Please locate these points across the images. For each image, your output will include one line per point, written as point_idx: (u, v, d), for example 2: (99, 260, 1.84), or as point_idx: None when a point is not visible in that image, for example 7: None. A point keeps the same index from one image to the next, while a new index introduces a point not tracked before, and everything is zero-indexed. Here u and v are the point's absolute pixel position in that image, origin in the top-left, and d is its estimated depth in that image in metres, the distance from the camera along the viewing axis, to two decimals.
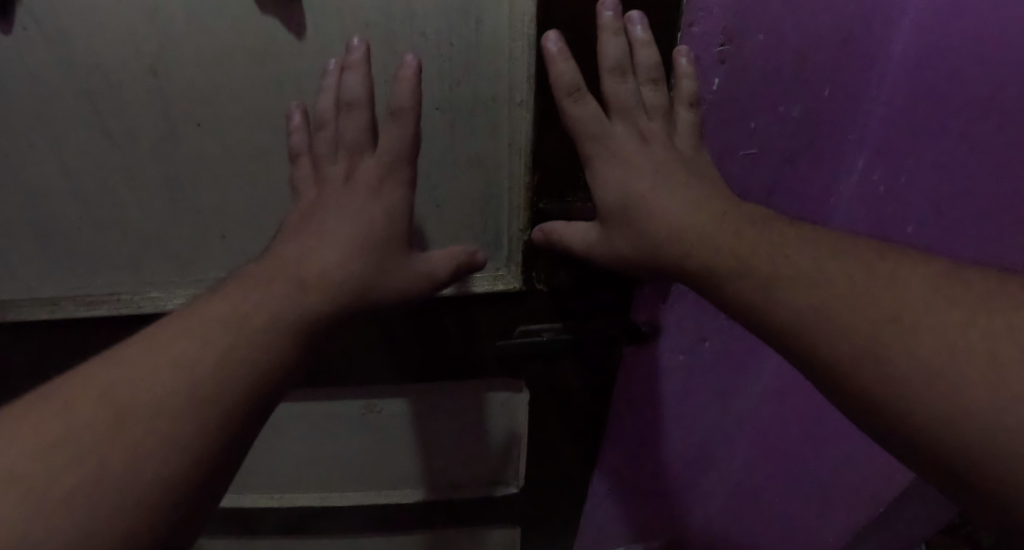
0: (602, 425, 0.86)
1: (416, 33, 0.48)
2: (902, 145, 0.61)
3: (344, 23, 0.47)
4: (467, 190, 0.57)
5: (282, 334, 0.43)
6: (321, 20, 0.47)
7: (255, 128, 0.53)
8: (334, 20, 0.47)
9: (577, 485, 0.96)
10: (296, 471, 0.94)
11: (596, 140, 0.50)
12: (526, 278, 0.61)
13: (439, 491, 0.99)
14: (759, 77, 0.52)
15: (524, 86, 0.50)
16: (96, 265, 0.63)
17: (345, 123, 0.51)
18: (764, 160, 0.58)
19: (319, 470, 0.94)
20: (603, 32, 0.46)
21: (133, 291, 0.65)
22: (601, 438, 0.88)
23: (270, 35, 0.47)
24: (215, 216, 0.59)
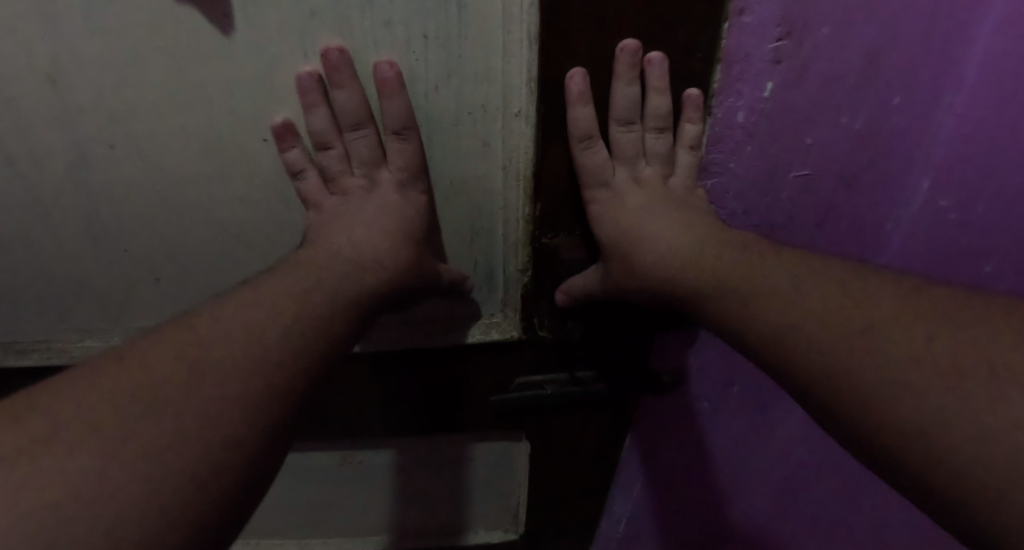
0: (609, 473, 0.76)
1: (378, 22, 0.32)
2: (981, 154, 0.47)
3: (277, 14, 0.32)
4: (451, 224, 0.43)
5: (303, 338, 0.33)
6: (247, 8, 0.32)
7: (177, 150, 0.40)
8: (261, 8, 0.32)
9: (585, 530, 0.85)
10: (276, 517, 0.85)
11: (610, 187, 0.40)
12: (526, 326, 0.49)
13: (430, 533, 0.90)
14: (818, 82, 0.39)
15: (524, 89, 0.34)
16: (17, 309, 0.52)
17: (356, 142, 0.39)
18: (821, 183, 0.46)
19: (301, 516, 0.85)
20: (616, 80, 0.35)
21: (64, 339, 0.55)
22: (608, 486, 0.79)
23: (179, 29, 0.33)
24: (147, 256, 0.48)
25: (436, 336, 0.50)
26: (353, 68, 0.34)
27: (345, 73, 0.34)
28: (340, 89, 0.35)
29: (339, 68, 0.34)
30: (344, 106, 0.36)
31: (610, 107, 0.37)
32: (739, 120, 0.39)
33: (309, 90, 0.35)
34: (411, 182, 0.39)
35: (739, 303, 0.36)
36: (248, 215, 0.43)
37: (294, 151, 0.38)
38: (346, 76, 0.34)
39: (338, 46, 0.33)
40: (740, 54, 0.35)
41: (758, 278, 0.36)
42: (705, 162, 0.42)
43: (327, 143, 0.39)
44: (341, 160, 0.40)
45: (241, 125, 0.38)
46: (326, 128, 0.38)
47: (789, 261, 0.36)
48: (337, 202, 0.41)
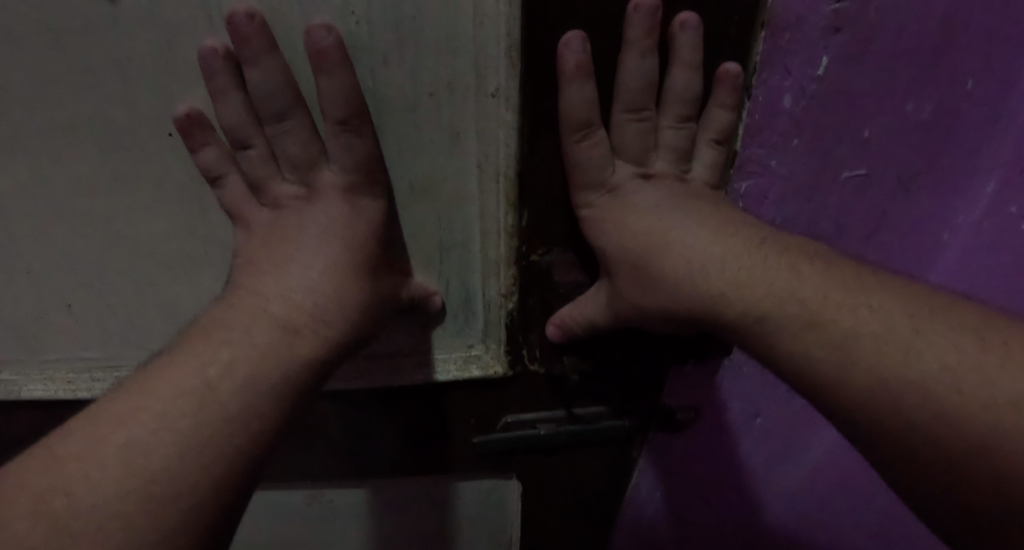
0: (616, 504, 0.67)
1: None
2: None
3: None
4: (415, 241, 0.34)
5: (224, 415, 0.25)
6: None
7: (69, 151, 0.31)
8: None
9: None
10: None
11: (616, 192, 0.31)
12: (513, 359, 0.40)
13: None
14: (883, 58, 0.31)
15: (503, 60, 0.26)
16: None
17: (281, 137, 0.31)
18: (876, 184, 0.37)
19: None
20: (629, 50, 0.26)
21: None
22: (615, 518, 0.70)
23: None
24: (52, 280, 0.38)
25: (404, 372, 0.41)
26: (270, 37, 0.25)
27: (259, 45, 0.25)
28: (252, 66, 0.26)
29: (249, 39, 0.25)
30: (260, 91, 0.27)
31: (616, 89, 0.28)
32: (785, 107, 0.30)
33: (213, 70, 0.27)
34: (362, 186, 0.31)
35: (806, 344, 0.26)
36: (165, 230, 0.34)
37: (208, 151, 0.30)
38: (260, 49, 0.25)
39: (246, 9, 0.24)
40: (791, 19, 0.26)
41: (836, 316, 0.25)
42: (739, 157, 0.32)
43: (246, 140, 0.31)
44: (266, 162, 0.32)
45: (139, 114, 0.29)
46: (241, 120, 0.30)
47: (868, 287, 0.26)
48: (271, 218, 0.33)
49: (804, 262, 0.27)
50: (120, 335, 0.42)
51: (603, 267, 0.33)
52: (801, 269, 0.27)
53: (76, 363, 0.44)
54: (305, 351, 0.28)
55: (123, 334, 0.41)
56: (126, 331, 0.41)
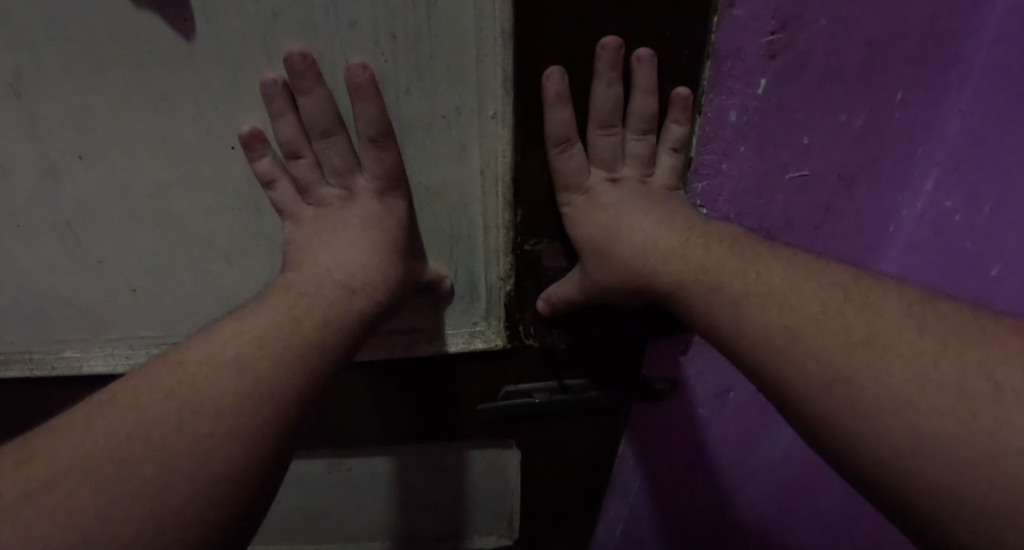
0: (606, 476, 0.74)
1: (344, 22, 0.30)
2: (988, 155, 0.45)
3: (239, 14, 0.30)
4: (429, 232, 0.41)
5: None
6: (209, 9, 0.30)
7: (145, 159, 0.37)
8: (224, 9, 0.30)
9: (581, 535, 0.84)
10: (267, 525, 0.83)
11: (591, 193, 0.38)
12: (511, 334, 0.46)
13: (426, 539, 0.88)
14: (817, 77, 0.37)
15: (500, 89, 0.32)
16: None
17: (325, 149, 0.37)
18: (819, 183, 0.44)
19: (294, 522, 0.83)
20: (597, 80, 0.33)
21: (42, 351, 0.52)
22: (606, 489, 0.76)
23: (143, 32, 0.31)
24: (120, 267, 0.45)
25: (419, 344, 0.48)
26: (318, 72, 0.32)
27: (310, 79, 0.32)
28: (305, 94, 0.33)
29: (303, 73, 0.32)
30: (310, 113, 0.34)
31: (589, 111, 0.35)
32: (731, 120, 0.36)
33: (274, 96, 0.33)
34: (389, 190, 0.37)
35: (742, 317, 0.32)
36: (221, 225, 0.41)
37: (265, 161, 0.36)
38: (310, 81, 0.32)
39: (301, 50, 0.31)
40: (729, 52, 0.33)
41: (765, 294, 0.32)
42: (694, 163, 0.39)
43: (297, 151, 0.37)
44: (312, 170, 0.39)
45: (207, 131, 0.36)
46: (295, 135, 0.36)
47: (790, 270, 0.32)
48: (316, 214, 0.39)
49: (744, 250, 0.34)
50: (175, 316, 0.48)
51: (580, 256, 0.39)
52: (733, 252, 0.34)
53: (134, 339, 0.51)
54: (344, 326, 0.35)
55: (178, 315, 0.48)
56: (181, 312, 0.48)
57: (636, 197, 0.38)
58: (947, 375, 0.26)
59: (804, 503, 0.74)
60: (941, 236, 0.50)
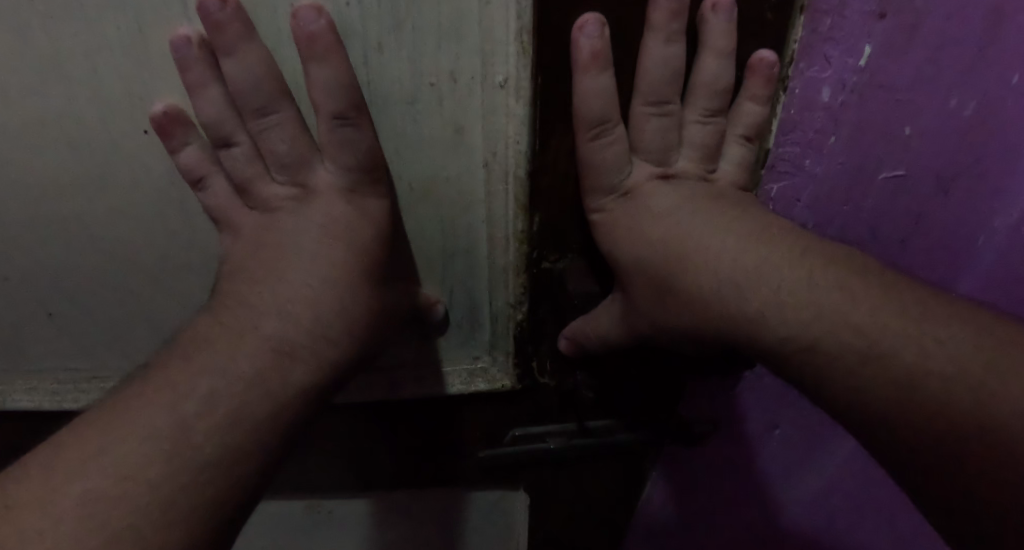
0: (623, 518, 0.64)
1: None
2: None
3: None
4: (417, 247, 0.31)
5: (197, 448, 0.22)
6: None
7: (35, 151, 0.28)
8: None
9: None
10: None
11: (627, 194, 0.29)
12: (522, 373, 0.37)
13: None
14: (930, 48, 0.28)
15: (512, 45, 0.23)
16: None
17: (268, 133, 0.28)
18: (912, 187, 0.34)
19: None
20: (649, 36, 0.24)
21: None
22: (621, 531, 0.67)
23: None
24: (27, 286, 0.35)
25: (404, 385, 0.38)
26: (247, 23, 0.23)
27: (235, 32, 0.23)
28: (227, 56, 0.24)
29: (223, 25, 0.22)
30: (237, 82, 0.25)
31: (638, 81, 0.25)
32: (823, 99, 0.27)
33: (188, 63, 0.25)
34: (362, 188, 0.28)
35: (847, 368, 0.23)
36: (143, 234, 0.31)
37: (188, 152, 0.28)
38: (235, 36, 0.23)
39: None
40: (832, 1, 0.24)
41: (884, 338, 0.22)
42: (771, 156, 0.30)
43: (229, 137, 0.28)
44: (252, 160, 0.29)
45: (111, 111, 0.26)
46: (223, 113, 0.27)
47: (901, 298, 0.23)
48: (260, 221, 0.30)
49: (836, 264, 0.25)
50: (105, 344, 0.39)
51: (619, 277, 0.30)
52: (818, 267, 0.25)
53: (57, 375, 0.42)
54: (298, 371, 0.26)
55: (107, 344, 0.39)
56: (110, 339, 0.39)
57: (693, 204, 0.28)
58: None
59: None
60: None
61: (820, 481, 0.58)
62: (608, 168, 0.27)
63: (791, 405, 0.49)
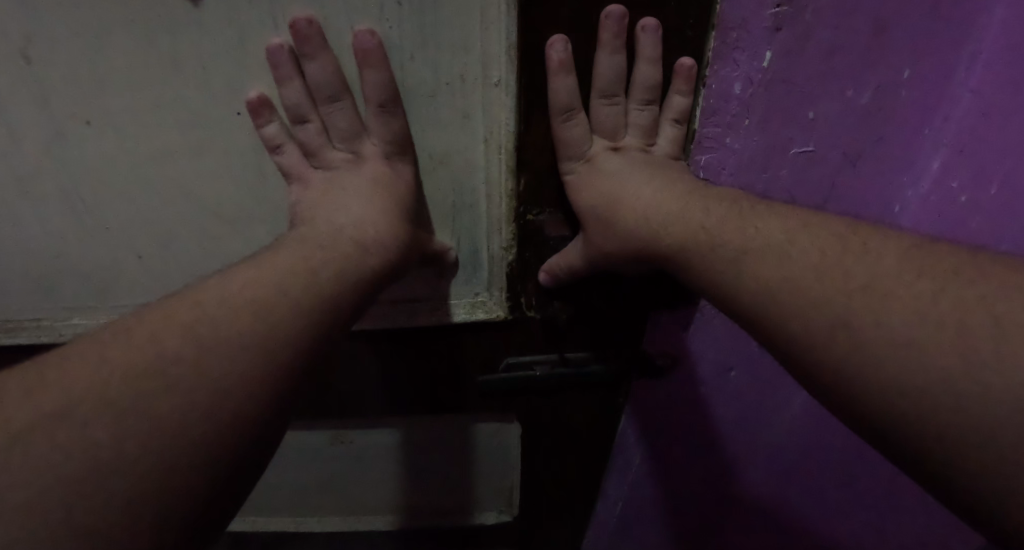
0: (605, 453, 0.74)
1: None
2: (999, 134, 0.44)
3: None
4: (434, 202, 0.41)
5: None
6: None
7: (152, 123, 0.37)
8: None
9: (581, 511, 0.84)
10: (276, 493, 0.85)
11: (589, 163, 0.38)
12: (513, 306, 0.47)
13: (429, 511, 0.90)
14: (822, 51, 0.37)
15: (503, 56, 0.32)
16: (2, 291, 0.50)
17: (332, 114, 0.38)
18: (823, 160, 0.44)
19: (301, 491, 0.85)
20: (601, 50, 0.33)
21: (52, 318, 0.52)
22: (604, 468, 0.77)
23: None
24: (127, 235, 0.45)
25: (420, 315, 0.48)
26: (323, 37, 0.32)
27: (315, 43, 0.32)
28: (310, 60, 0.33)
29: (308, 39, 0.32)
30: (316, 79, 0.35)
31: (594, 80, 0.35)
32: (736, 92, 0.36)
33: (280, 62, 0.34)
34: (394, 156, 0.38)
35: (738, 284, 0.33)
36: (225, 192, 0.41)
37: (271, 126, 0.37)
38: (317, 45, 0.32)
39: (307, 17, 0.31)
40: (736, 21, 0.33)
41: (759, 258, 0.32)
42: (698, 135, 0.39)
43: (304, 116, 0.38)
44: (319, 134, 0.39)
45: (213, 97, 0.36)
46: (301, 99, 0.37)
47: (783, 234, 0.33)
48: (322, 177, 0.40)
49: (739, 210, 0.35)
50: (183, 284, 0.49)
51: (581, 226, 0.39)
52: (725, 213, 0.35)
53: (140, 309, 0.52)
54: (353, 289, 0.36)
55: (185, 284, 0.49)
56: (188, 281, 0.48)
57: (639, 171, 0.38)
58: (946, 313, 0.27)
59: (798, 471, 0.77)
60: (945, 218, 0.49)
61: (770, 412, 0.69)
62: (569, 141, 0.37)
63: (741, 343, 0.58)
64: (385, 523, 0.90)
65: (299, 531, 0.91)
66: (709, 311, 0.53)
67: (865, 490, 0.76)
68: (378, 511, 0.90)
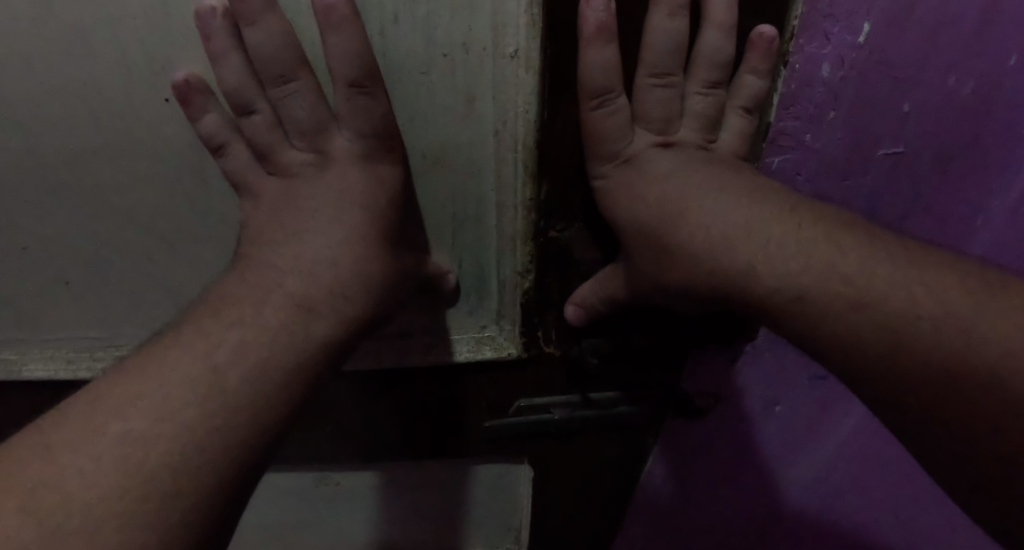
0: (627, 490, 0.67)
1: None
2: None
3: None
4: (431, 214, 0.33)
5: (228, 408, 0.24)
6: None
7: (61, 115, 0.29)
8: None
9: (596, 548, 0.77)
10: (254, 536, 0.76)
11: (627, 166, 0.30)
12: (528, 342, 0.38)
13: None
14: (929, 25, 0.29)
15: (522, 18, 0.24)
16: None
17: (287, 100, 0.29)
18: (912, 160, 0.35)
19: (283, 534, 0.76)
20: (655, 9, 0.25)
21: None
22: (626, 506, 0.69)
23: None
24: (48, 256, 0.36)
25: (415, 354, 0.40)
26: None
27: (255, 2, 0.25)
28: (251, 26, 0.26)
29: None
30: (261, 51, 0.26)
31: (642, 53, 0.27)
32: (823, 76, 0.28)
33: (214, 32, 0.26)
34: (378, 153, 0.29)
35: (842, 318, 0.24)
36: (165, 201, 0.33)
37: (209, 119, 0.29)
38: (257, 5, 0.25)
39: None
40: None
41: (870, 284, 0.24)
42: (772, 130, 0.31)
43: (249, 104, 0.30)
44: (270, 127, 0.31)
45: (136, 79, 0.27)
46: (242, 82, 0.29)
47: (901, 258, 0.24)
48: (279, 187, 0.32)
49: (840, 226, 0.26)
50: (122, 313, 0.40)
51: (623, 248, 0.31)
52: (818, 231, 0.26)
53: (74, 343, 0.43)
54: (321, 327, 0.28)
55: (125, 313, 0.40)
56: (128, 309, 0.40)
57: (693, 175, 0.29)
58: None
59: None
60: None
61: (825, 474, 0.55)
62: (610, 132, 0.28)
63: (791, 375, 0.48)
64: None
65: None
66: (759, 341, 0.44)
67: None
68: None
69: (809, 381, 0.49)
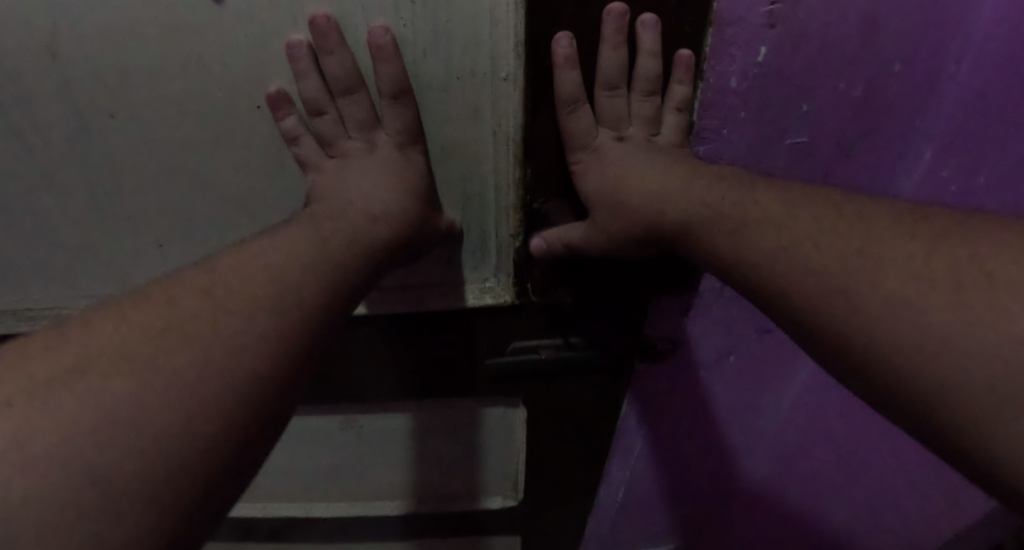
0: (609, 438, 0.76)
1: None
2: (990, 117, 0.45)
3: None
4: (448, 189, 0.43)
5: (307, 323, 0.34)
6: None
7: (175, 116, 0.39)
8: None
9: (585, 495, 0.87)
10: (289, 476, 0.88)
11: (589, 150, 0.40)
12: (519, 291, 0.49)
13: (436, 497, 0.92)
14: (817, 43, 0.37)
15: (511, 52, 0.34)
16: (32, 280, 0.52)
17: (349, 106, 0.40)
18: (819, 148, 0.45)
19: (313, 474, 0.88)
20: (604, 44, 0.35)
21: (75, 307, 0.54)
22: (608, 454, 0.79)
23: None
24: (149, 224, 0.47)
25: (432, 300, 0.50)
26: (340, 33, 0.34)
27: (333, 39, 0.34)
28: (329, 55, 0.35)
29: (327, 35, 0.34)
30: (336, 72, 0.37)
31: (596, 73, 0.37)
32: (732, 85, 0.38)
33: (299, 57, 0.36)
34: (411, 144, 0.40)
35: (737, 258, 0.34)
36: (246, 179, 0.43)
37: (291, 119, 0.39)
38: (334, 42, 0.34)
39: (325, 13, 0.33)
40: (731, 19, 0.35)
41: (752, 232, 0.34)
42: (697, 126, 0.41)
43: (321, 108, 0.40)
44: (335, 124, 0.41)
45: (236, 90, 0.38)
46: (317, 93, 0.38)
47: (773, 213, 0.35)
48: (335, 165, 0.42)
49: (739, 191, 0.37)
50: None
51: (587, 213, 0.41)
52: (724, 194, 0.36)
53: None
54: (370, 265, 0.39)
55: None
56: None
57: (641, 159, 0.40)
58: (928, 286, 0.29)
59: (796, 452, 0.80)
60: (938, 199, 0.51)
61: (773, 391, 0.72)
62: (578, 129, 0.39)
63: (738, 326, 0.60)
64: (392, 510, 0.92)
65: (311, 516, 0.93)
66: (708, 294, 0.55)
67: (859, 457, 0.81)
68: (388, 496, 0.92)
69: (755, 332, 0.61)
